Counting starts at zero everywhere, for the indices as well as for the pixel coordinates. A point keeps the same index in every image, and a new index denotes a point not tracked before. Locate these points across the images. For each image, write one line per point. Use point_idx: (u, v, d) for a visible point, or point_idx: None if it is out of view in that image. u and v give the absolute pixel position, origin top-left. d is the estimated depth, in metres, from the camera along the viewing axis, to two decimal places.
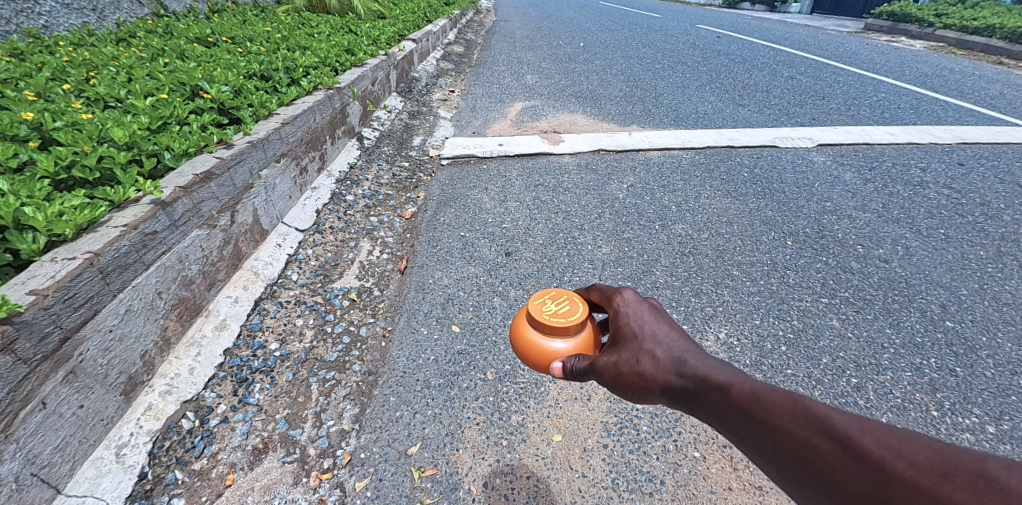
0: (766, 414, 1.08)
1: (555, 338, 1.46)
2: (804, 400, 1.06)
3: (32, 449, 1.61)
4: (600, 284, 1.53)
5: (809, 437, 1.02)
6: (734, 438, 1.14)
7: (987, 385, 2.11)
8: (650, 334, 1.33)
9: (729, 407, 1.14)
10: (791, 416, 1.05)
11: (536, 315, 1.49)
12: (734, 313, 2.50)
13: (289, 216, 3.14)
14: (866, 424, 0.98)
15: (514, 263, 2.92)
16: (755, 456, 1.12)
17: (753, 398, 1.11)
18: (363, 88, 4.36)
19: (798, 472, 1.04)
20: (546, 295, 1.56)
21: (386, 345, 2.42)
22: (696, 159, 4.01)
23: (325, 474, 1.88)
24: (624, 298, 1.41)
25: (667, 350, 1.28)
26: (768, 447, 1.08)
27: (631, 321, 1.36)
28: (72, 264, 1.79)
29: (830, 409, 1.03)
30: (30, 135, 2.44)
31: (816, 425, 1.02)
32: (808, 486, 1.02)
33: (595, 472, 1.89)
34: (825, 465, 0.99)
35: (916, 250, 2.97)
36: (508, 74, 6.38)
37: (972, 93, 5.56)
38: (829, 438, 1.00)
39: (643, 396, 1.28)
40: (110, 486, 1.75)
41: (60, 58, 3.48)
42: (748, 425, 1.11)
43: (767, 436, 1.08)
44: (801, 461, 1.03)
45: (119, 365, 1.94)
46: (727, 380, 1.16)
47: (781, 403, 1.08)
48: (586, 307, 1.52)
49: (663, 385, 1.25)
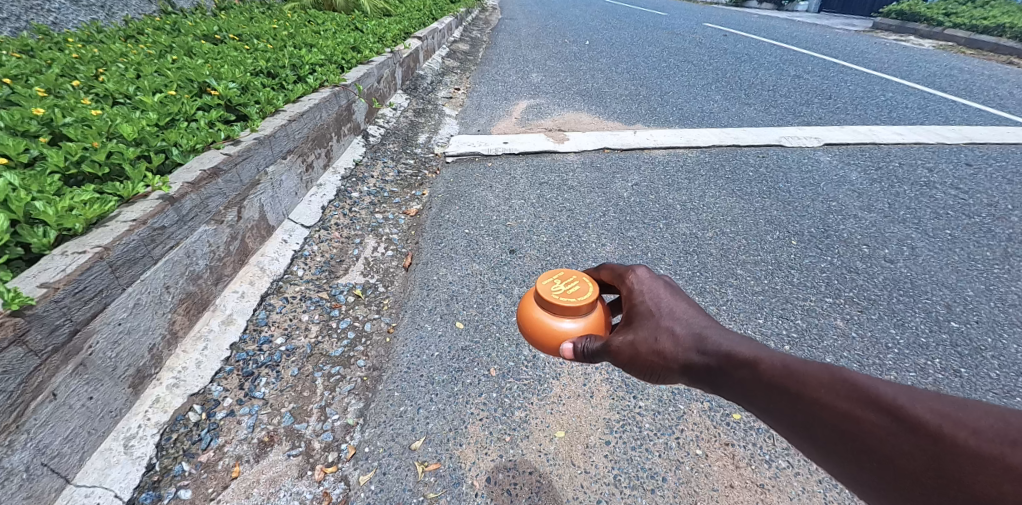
0: (799, 387, 1.01)
1: (565, 317, 1.47)
2: (843, 370, 0.97)
3: (43, 439, 1.63)
4: (610, 263, 1.52)
5: (850, 410, 0.94)
6: (767, 415, 1.07)
7: (992, 386, 2.10)
8: (666, 311, 1.29)
9: (759, 383, 1.07)
10: (828, 389, 0.97)
11: (546, 295, 1.50)
12: (738, 311, 2.50)
13: (295, 213, 3.16)
14: (915, 392, 0.89)
15: (518, 260, 2.93)
16: (791, 432, 1.04)
17: (784, 371, 1.03)
18: (369, 86, 4.38)
19: (840, 447, 0.96)
20: (556, 276, 1.58)
21: (390, 341, 2.44)
22: (701, 158, 4.00)
23: (330, 468, 1.90)
24: (637, 277, 1.39)
25: (686, 327, 1.23)
26: (804, 423, 1.01)
27: (646, 300, 1.33)
28: (82, 259, 1.82)
29: (872, 378, 0.94)
30: (40, 130, 2.47)
31: (857, 397, 0.94)
32: (852, 462, 0.95)
33: (597, 468, 1.90)
34: (871, 438, 0.91)
35: (922, 251, 2.96)
36: (514, 72, 6.39)
37: (982, 93, 5.52)
38: (872, 409, 0.92)
39: (663, 375, 1.24)
40: (119, 477, 1.78)
41: (70, 54, 3.51)
42: (781, 400, 1.03)
43: (804, 411, 1.00)
44: (842, 435, 0.95)
45: (128, 358, 1.97)
46: (753, 355, 1.09)
47: (817, 376, 0.99)
48: (596, 287, 1.53)
49: (684, 363, 1.20)
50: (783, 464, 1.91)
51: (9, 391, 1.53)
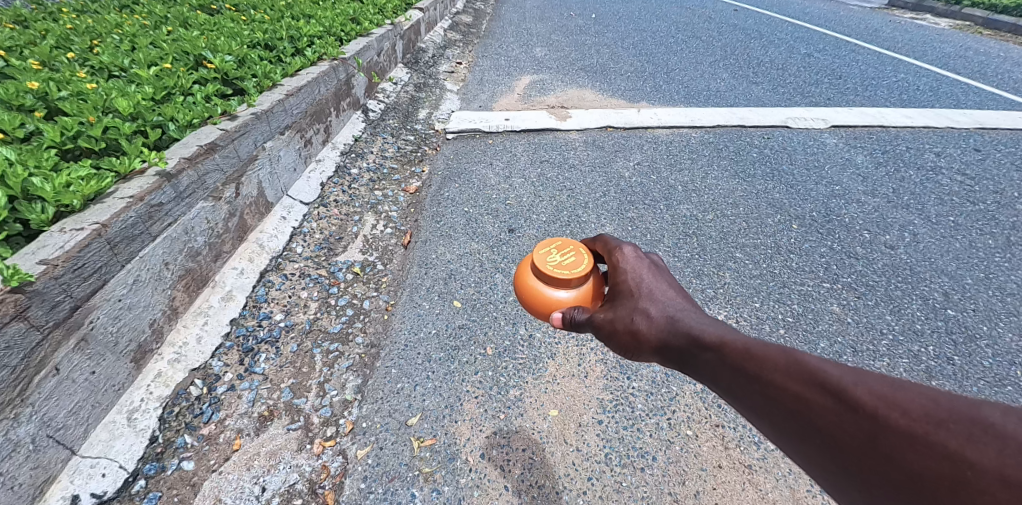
0: (757, 369, 1.00)
1: (558, 288, 1.47)
2: (799, 353, 0.96)
3: (47, 412, 1.68)
4: (604, 236, 1.50)
5: (800, 392, 0.93)
6: (729, 396, 1.07)
7: (984, 374, 2.12)
8: (647, 291, 1.27)
9: (722, 365, 1.06)
10: (783, 371, 0.97)
11: (541, 265, 1.50)
12: (735, 295, 2.51)
13: (294, 189, 3.15)
14: (859, 373, 0.88)
15: (516, 240, 2.92)
16: (749, 413, 1.04)
17: (745, 353, 1.03)
18: (369, 59, 4.30)
19: (792, 428, 0.95)
20: (553, 245, 1.57)
21: (388, 318, 2.46)
22: (705, 138, 3.94)
23: (328, 442, 1.94)
24: (624, 254, 1.38)
25: (662, 308, 1.22)
26: (760, 403, 1.00)
27: (629, 279, 1.32)
28: (80, 235, 1.83)
29: (824, 361, 0.93)
30: (36, 104, 2.45)
31: (808, 379, 0.93)
32: (802, 442, 0.94)
33: (589, 446, 1.94)
34: (818, 420, 0.90)
35: (924, 237, 2.94)
36: (518, 46, 6.25)
37: (996, 76, 5.37)
38: (821, 391, 0.91)
39: (636, 354, 1.23)
40: (123, 449, 1.83)
41: (64, 25, 3.45)
42: (741, 382, 1.03)
43: (760, 393, 1.00)
44: (792, 415, 0.94)
45: (129, 333, 2.00)
46: (719, 337, 1.08)
47: (774, 358, 0.99)
48: (591, 259, 1.52)
49: (656, 344, 1.19)
50: (772, 446, 1.95)
51: (12, 366, 1.57)
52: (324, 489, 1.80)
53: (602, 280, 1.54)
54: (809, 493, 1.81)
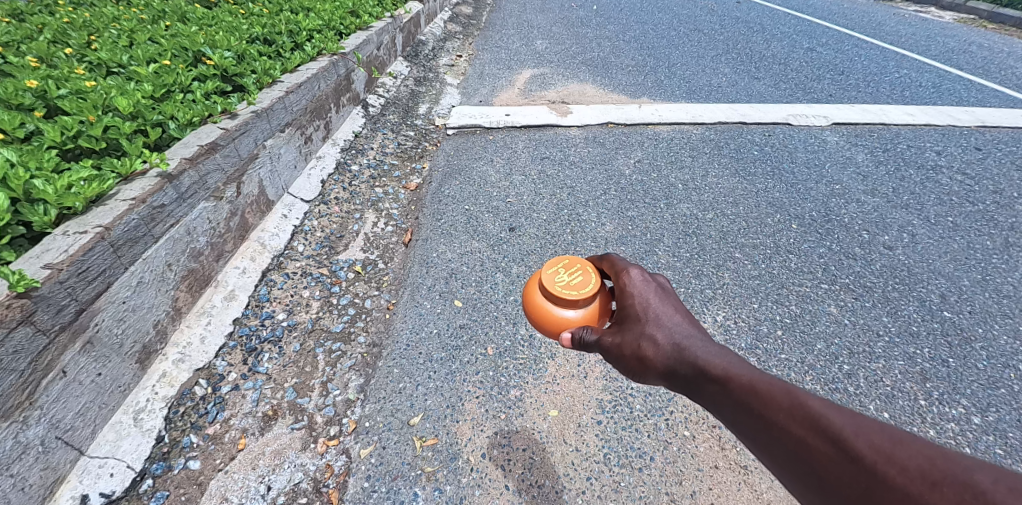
0: (761, 407, 1.02)
1: (566, 307, 1.49)
2: (803, 395, 0.98)
3: (55, 414, 1.71)
4: (612, 255, 1.50)
5: (803, 435, 0.95)
6: (732, 428, 1.09)
7: (978, 377, 2.15)
8: (653, 316, 1.27)
9: (727, 399, 1.08)
10: (787, 413, 0.98)
11: (549, 286, 1.51)
12: (733, 296, 2.53)
13: (295, 186, 3.15)
14: (862, 423, 0.90)
15: (517, 239, 2.94)
16: (751, 445, 1.07)
17: (750, 390, 1.04)
18: (368, 54, 4.27)
19: (792, 468, 0.98)
20: (560, 264, 1.57)
21: (390, 318, 2.48)
22: (706, 135, 3.93)
23: (332, 441, 1.98)
24: (631, 278, 1.37)
25: (668, 335, 1.22)
26: (762, 439, 1.03)
27: (636, 302, 1.31)
28: (84, 239, 1.84)
29: (827, 405, 0.95)
30: (35, 103, 2.44)
31: (811, 424, 0.94)
32: (801, 482, 0.97)
33: (588, 446, 1.97)
34: (819, 464, 0.93)
35: (922, 238, 2.95)
36: (518, 38, 6.20)
37: (1000, 72, 5.34)
38: (823, 436, 0.93)
39: (642, 377, 1.25)
40: (130, 449, 1.86)
41: (61, 19, 3.42)
42: (744, 417, 1.05)
43: (763, 430, 1.02)
44: (794, 457, 0.96)
45: (134, 334, 2.02)
46: (725, 371, 1.09)
47: (778, 398, 1.00)
48: (599, 277, 1.52)
49: (661, 371, 1.20)
50: None
51: (20, 370, 1.60)
52: (328, 488, 1.84)
53: (610, 297, 1.55)
54: None
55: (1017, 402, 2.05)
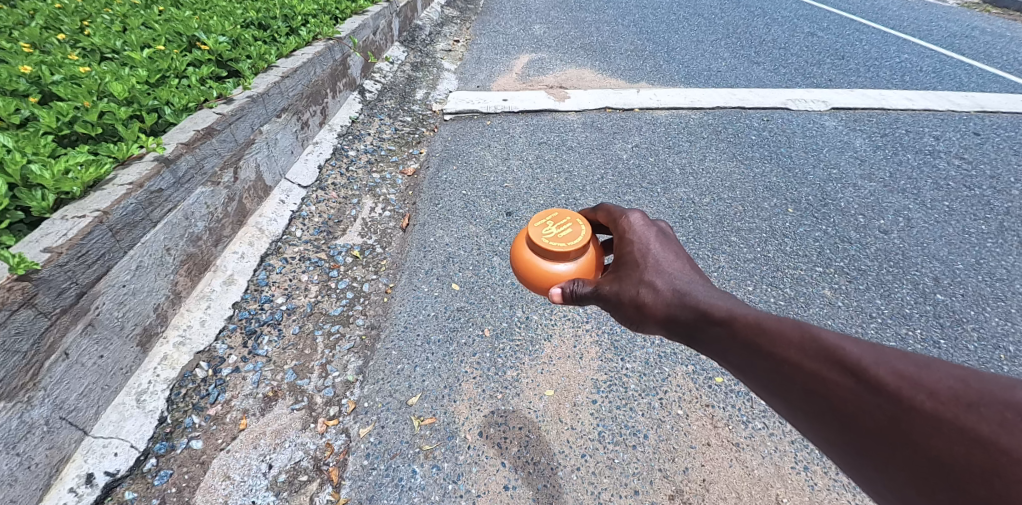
0: (770, 344, 1.01)
1: (556, 261, 1.52)
2: (815, 329, 0.96)
3: (58, 395, 1.73)
4: (607, 205, 1.52)
5: (817, 369, 0.93)
6: (739, 369, 1.09)
7: (968, 357, 2.18)
8: (652, 263, 1.28)
9: (732, 340, 1.08)
10: (798, 347, 0.97)
11: (537, 238, 1.53)
12: (728, 279, 2.55)
13: (292, 172, 3.16)
14: (881, 352, 0.87)
15: (514, 224, 2.95)
16: (759, 387, 1.06)
17: (758, 328, 1.04)
18: (364, 38, 4.26)
19: (805, 404, 0.96)
20: (548, 217, 1.60)
21: (388, 301, 2.51)
22: (704, 120, 3.92)
23: (331, 421, 2.01)
24: (630, 222, 1.40)
25: (668, 281, 1.23)
26: (773, 378, 1.02)
27: (635, 249, 1.33)
28: (82, 223, 1.86)
29: (841, 336, 0.93)
30: (30, 89, 2.43)
31: (825, 356, 0.93)
32: (815, 419, 0.95)
33: (583, 425, 2.01)
34: (836, 397, 0.90)
35: (918, 222, 2.96)
36: (516, 22, 6.14)
37: (1001, 57, 5.31)
38: (838, 368, 0.91)
39: (641, 326, 1.27)
40: (133, 429, 1.90)
41: (52, 4, 3.36)
42: (753, 356, 1.04)
43: (773, 367, 1.01)
44: (808, 393, 0.95)
45: (135, 317, 2.05)
46: (729, 313, 1.10)
47: (789, 334, 0.99)
48: (589, 230, 1.56)
49: (660, 317, 1.22)
50: (760, 426, 2.02)
51: (23, 351, 1.62)
52: (329, 466, 1.87)
53: (601, 252, 1.58)
54: (794, 470, 1.89)
55: None
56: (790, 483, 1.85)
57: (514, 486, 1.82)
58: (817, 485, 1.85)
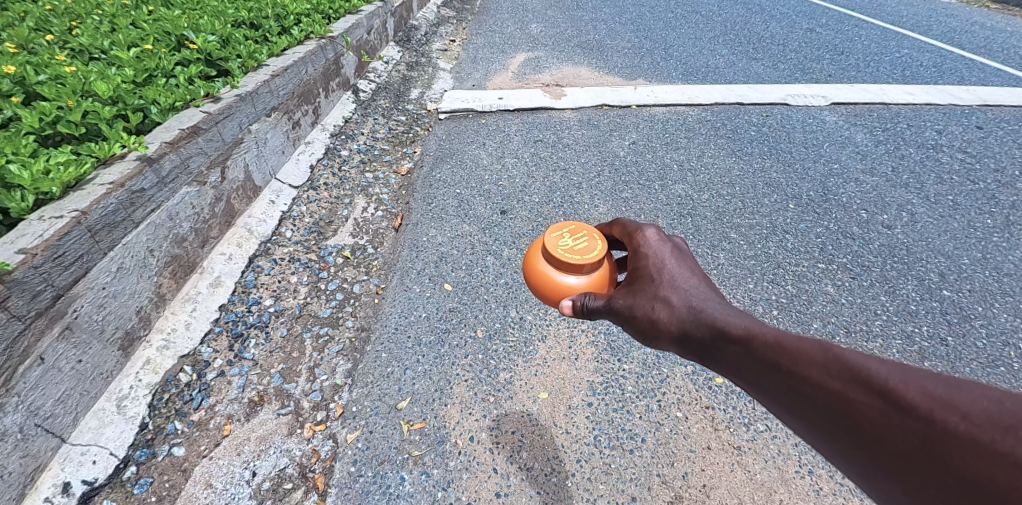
0: (791, 364, 0.95)
1: (569, 273, 1.45)
2: (838, 348, 0.90)
3: (33, 402, 1.67)
4: (623, 220, 1.46)
5: (841, 389, 0.87)
6: (759, 390, 1.02)
7: (977, 356, 2.10)
8: (667, 278, 1.23)
9: (750, 359, 1.02)
10: (820, 367, 0.91)
11: (552, 248, 1.48)
12: (728, 276, 2.48)
13: (283, 172, 3.10)
14: (908, 371, 0.81)
15: (508, 222, 2.89)
16: (780, 409, 1.00)
17: (777, 347, 0.98)
18: (358, 38, 4.21)
19: (829, 427, 0.90)
20: (565, 229, 1.54)
21: (379, 302, 2.44)
22: (702, 117, 3.85)
23: (319, 426, 1.95)
24: (645, 237, 1.34)
25: (683, 297, 1.18)
26: (795, 400, 0.95)
27: (649, 263, 1.27)
28: (60, 224, 1.80)
29: (865, 355, 0.87)
30: (13, 89, 2.38)
31: (849, 375, 0.87)
32: (840, 443, 0.89)
33: (579, 428, 1.94)
34: (861, 420, 0.84)
35: (922, 217, 2.88)
36: (512, 22, 6.09)
37: (1003, 51, 5.23)
38: (863, 389, 0.85)
39: (654, 342, 1.21)
40: (113, 436, 1.84)
41: (42, 6, 3.32)
42: (775, 376, 0.98)
43: (794, 388, 0.95)
44: (831, 415, 0.89)
45: (115, 321, 1.99)
46: (746, 331, 1.04)
47: (811, 353, 0.93)
48: (605, 245, 1.50)
49: (675, 334, 1.16)
50: (761, 427, 1.95)
51: None
52: (314, 473, 1.81)
53: (615, 269, 1.52)
54: (797, 474, 1.81)
55: (1016, 381, 2.00)
56: (794, 487, 1.78)
57: (505, 494, 1.75)
58: (822, 490, 1.77)
